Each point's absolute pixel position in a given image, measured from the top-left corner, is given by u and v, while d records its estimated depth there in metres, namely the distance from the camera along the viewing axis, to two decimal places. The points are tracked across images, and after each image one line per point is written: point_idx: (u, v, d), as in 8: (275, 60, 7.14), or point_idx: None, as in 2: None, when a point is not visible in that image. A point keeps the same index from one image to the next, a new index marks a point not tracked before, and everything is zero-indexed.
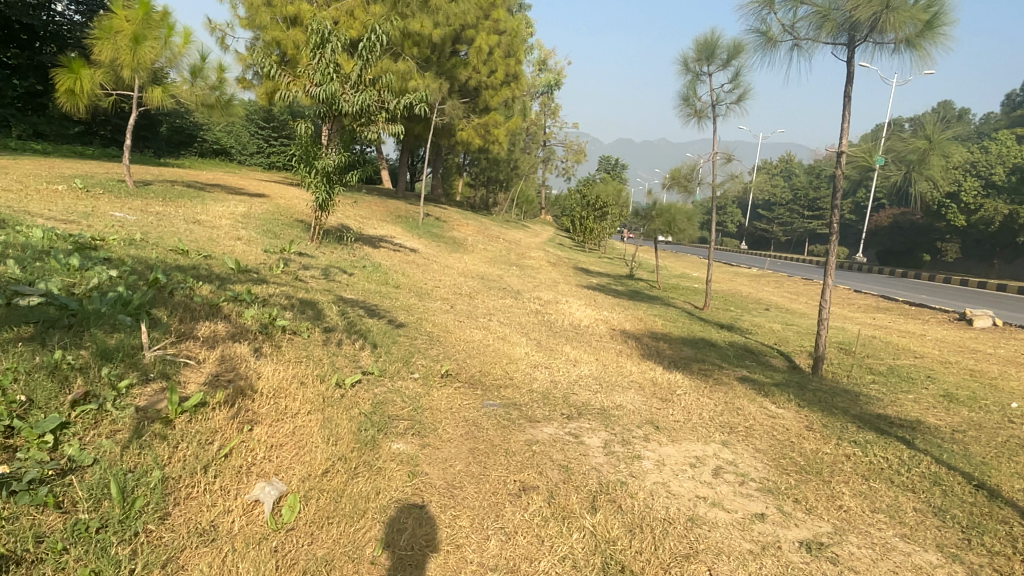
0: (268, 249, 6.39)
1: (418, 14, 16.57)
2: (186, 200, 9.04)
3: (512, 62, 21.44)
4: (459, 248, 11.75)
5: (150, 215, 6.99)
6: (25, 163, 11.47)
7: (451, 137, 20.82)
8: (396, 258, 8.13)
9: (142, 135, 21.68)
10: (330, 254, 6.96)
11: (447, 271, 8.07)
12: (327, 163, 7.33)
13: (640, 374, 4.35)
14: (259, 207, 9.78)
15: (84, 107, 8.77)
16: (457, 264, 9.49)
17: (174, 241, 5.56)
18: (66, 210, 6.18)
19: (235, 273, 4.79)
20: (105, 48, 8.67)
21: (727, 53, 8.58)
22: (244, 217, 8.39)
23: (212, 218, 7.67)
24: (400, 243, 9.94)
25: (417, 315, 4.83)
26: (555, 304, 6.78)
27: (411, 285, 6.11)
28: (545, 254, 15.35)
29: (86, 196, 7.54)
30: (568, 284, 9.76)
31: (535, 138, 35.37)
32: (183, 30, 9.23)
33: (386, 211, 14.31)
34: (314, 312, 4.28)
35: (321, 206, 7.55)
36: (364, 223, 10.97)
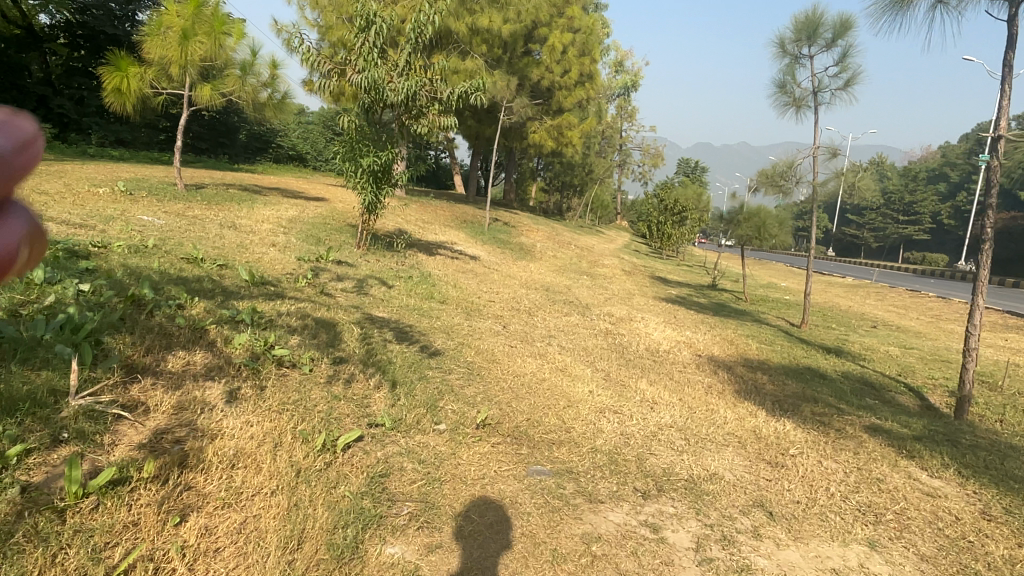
0: (303, 256, 5.70)
1: (487, 10, 15.85)
2: (235, 203, 8.55)
3: (586, 60, 20.48)
4: (524, 255, 10.90)
5: (185, 219, 6.45)
6: (89, 168, 11.35)
7: (523, 139, 20.05)
8: (449, 267, 7.33)
9: (218, 141, 21.94)
10: (374, 263, 6.22)
11: (506, 282, 7.23)
12: (374, 161, 6.52)
13: (739, 423, 3.35)
14: (312, 211, 9.21)
15: (132, 107, 8.39)
16: (520, 273, 8.62)
17: (194, 248, 4.93)
18: (90, 213, 5.67)
19: (247, 286, 4.07)
20: (154, 45, 8.27)
21: (832, 32, 7.41)
22: (291, 221, 7.78)
23: (253, 223, 7.09)
24: (459, 250, 9.17)
25: (458, 339, 3.96)
26: (628, 322, 5.82)
27: (459, 300, 5.27)
28: (620, 262, 14.32)
29: (124, 199, 7.10)
30: (643, 296, 8.75)
31: (611, 141, 34.20)
32: (234, 26, 8.77)
33: (451, 216, 13.62)
34: (327, 337, 3.48)
35: (367, 209, 6.81)
36: (424, 229, 10.26)
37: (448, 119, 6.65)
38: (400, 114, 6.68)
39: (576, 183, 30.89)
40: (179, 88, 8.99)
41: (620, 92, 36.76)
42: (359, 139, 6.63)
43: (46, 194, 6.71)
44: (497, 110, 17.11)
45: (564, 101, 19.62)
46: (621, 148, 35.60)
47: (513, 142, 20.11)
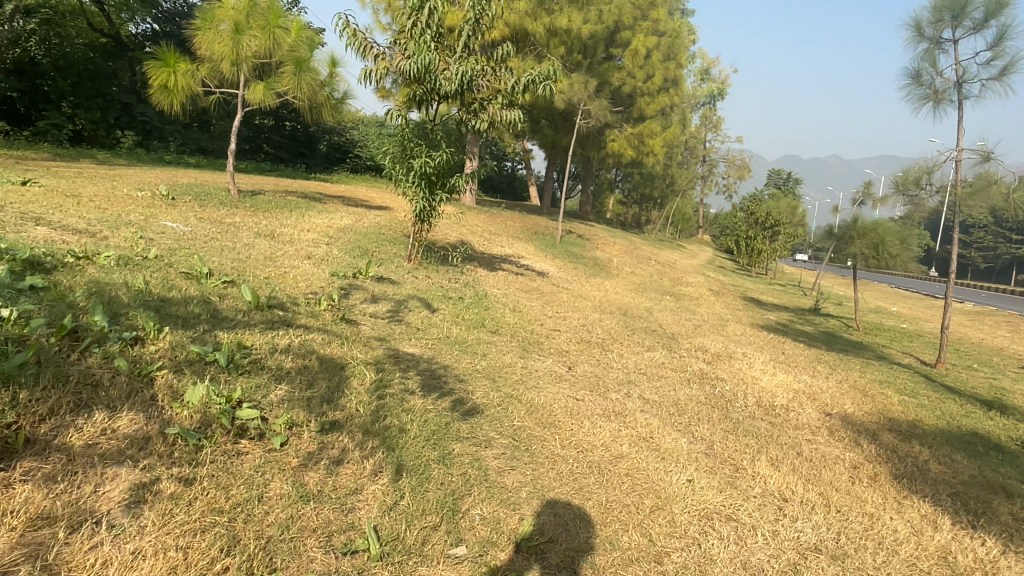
0: (337, 272, 4.86)
1: (566, 9, 14.88)
2: (285, 210, 7.88)
3: (671, 65, 19.25)
4: (600, 272, 9.86)
5: (218, 225, 5.75)
6: (152, 173, 11.04)
7: (602, 148, 18.96)
8: (514, 285, 6.39)
9: (296, 150, 21.87)
10: (423, 280, 5.33)
11: (579, 304, 6.23)
12: (426, 163, 5.60)
13: (919, 547, 2.22)
14: (369, 219, 8.47)
15: (180, 106, 7.86)
16: (594, 293, 7.59)
17: (205, 260, 4.15)
18: (105, 217, 5.02)
19: (245, 312, 3.21)
20: (205, 40, 7.73)
21: (985, 11, 6.02)
22: (341, 231, 7.03)
23: (297, 231, 6.36)
24: (528, 266, 8.22)
25: (506, 390, 2.97)
26: (726, 359, 4.72)
27: (518, 330, 4.30)
28: (707, 280, 13.08)
29: (161, 203, 6.50)
30: (738, 322, 7.57)
31: (694, 152, 32.67)
32: (291, 20, 8.13)
33: (522, 227, 12.72)
34: (326, 386, 2.56)
35: (419, 217, 5.91)
36: (491, 241, 9.39)
37: (512, 113, 5.62)
38: (458, 108, 5.71)
39: (656, 195, 29.58)
40: (232, 87, 8.42)
41: (704, 101, 35.14)
42: (412, 138, 5.73)
43: (76, 196, 6.16)
44: (574, 117, 16.14)
45: (646, 108, 18.43)
46: (705, 160, 34.03)
47: (592, 151, 19.07)
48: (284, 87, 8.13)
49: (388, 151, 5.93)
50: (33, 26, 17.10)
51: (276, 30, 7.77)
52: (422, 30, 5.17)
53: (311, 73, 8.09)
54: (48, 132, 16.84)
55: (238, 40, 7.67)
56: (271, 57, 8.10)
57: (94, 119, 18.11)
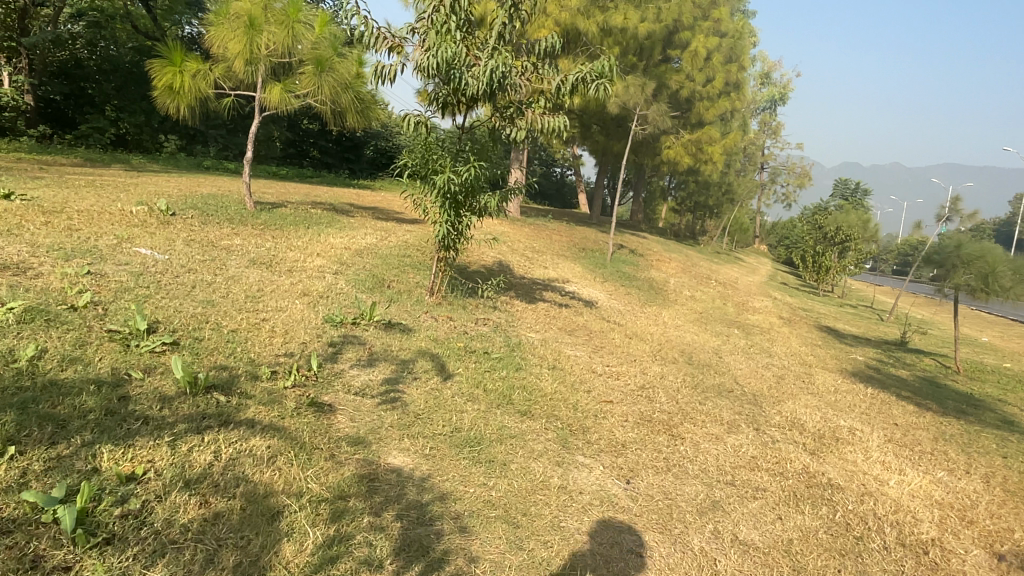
0: (335, 315, 3.89)
1: (622, 6, 13.77)
2: (300, 227, 6.99)
3: (733, 68, 17.93)
4: (656, 298, 8.72)
5: (206, 250, 4.88)
6: (176, 182, 10.40)
7: (656, 156, 17.77)
8: (556, 325, 5.35)
9: (340, 155, 21.27)
10: (443, 325, 4.35)
11: (634, 351, 5.14)
12: (449, 182, 4.58)
13: None
14: (397, 237, 7.56)
15: (190, 110, 7.07)
16: (651, 328, 6.50)
17: (155, 309, 3.22)
18: (62, 244, 4.16)
19: (161, 407, 2.26)
20: (218, 37, 6.93)
21: None
22: (358, 254, 6.09)
23: (304, 256, 5.45)
24: (574, 294, 7.16)
25: (534, 549, 1.94)
26: (831, 445, 3.59)
27: (556, 404, 3.25)
28: (775, 304, 11.82)
29: (154, 220, 5.68)
30: (823, 368, 6.37)
31: (752, 160, 31.08)
32: (315, 16, 7.25)
33: (569, 242, 11.65)
34: (232, 573, 1.58)
35: (442, 243, 4.92)
36: (533, 262, 8.40)
37: (557, 118, 4.56)
38: (490, 114, 4.66)
39: (711, 205, 28.20)
40: (250, 89, 7.60)
41: (764, 106, 33.46)
42: (435, 151, 4.72)
43: (56, 213, 5.38)
44: (629, 122, 15.00)
45: (705, 113, 17.13)
46: (764, 167, 32.40)
47: (645, 159, 17.89)
48: (304, 89, 7.26)
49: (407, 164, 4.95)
50: (78, 29, 16.91)
51: (296, 25, 6.90)
52: (444, 17, 4.15)
53: (333, 74, 7.19)
54: (90, 136, 16.53)
55: (252, 36, 6.83)
56: (291, 57, 7.25)
57: (138, 123, 17.78)
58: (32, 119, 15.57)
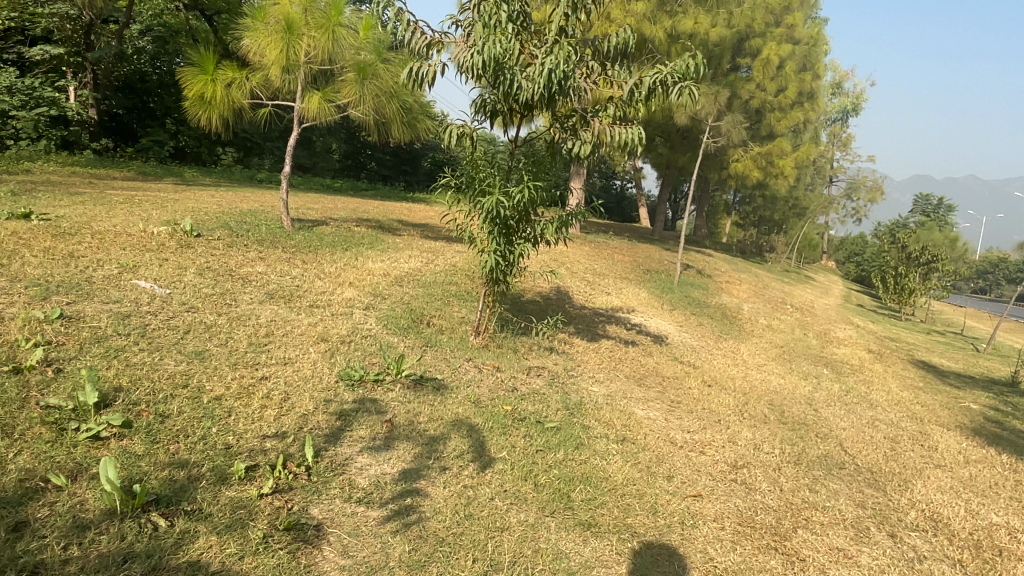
0: (355, 369, 3.19)
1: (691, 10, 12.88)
2: (338, 249, 6.39)
3: (809, 77, 16.76)
4: (731, 329, 7.81)
5: (220, 281, 4.26)
6: (219, 197, 10.02)
7: (724, 169, 16.73)
8: (622, 371, 4.55)
9: (396, 168, 20.89)
10: (488, 378, 3.61)
11: (715, 408, 4.30)
12: (499, 206, 3.84)
13: None
14: (444, 260, 6.88)
15: (223, 122, 6.56)
16: (731, 371, 5.62)
17: (121, 369, 2.55)
18: (48, 275, 3.57)
19: (65, 548, 1.56)
20: (254, 42, 6.39)
21: None
22: (396, 282, 5.42)
23: (334, 287, 4.79)
24: (639, 328, 6.32)
25: None
26: (996, 564, 2.68)
27: (628, 506, 2.45)
28: (860, 333, 10.71)
29: (173, 244, 5.13)
30: (939, 425, 5.37)
31: (823, 172, 29.56)
32: (358, 19, 6.65)
33: (631, 263, 10.81)
34: None
35: (489, 275, 4.18)
36: (593, 288, 7.61)
37: (630, 129, 3.75)
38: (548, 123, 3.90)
39: (780, 220, 26.80)
40: (290, 99, 7.06)
41: (836, 117, 31.84)
42: (482, 169, 3.99)
43: (67, 235, 4.87)
44: (696, 133, 14.06)
45: (777, 124, 16.02)
46: (835, 181, 30.73)
47: (712, 172, 16.86)
48: (345, 98, 6.66)
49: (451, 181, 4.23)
50: (142, 43, 16.99)
51: (336, 28, 6.31)
52: (493, 6, 3.39)
53: (376, 82, 6.58)
54: (149, 149, 16.54)
55: (289, 40, 6.27)
56: (332, 63, 6.67)
57: (197, 136, 17.73)
58: (95, 132, 15.65)
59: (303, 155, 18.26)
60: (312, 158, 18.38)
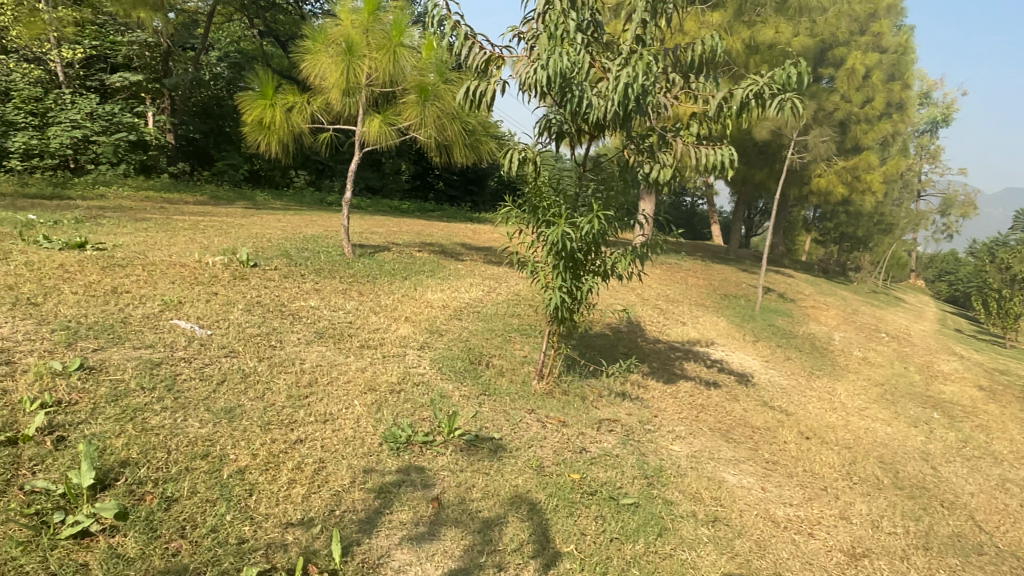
0: (401, 428, 2.80)
1: (772, 19, 12.18)
2: (397, 278, 6.09)
3: (899, 87, 15.70)
4: (823, 364, 7.11)
5: (267, 318, 3.97)
6: (284, 221, 9.95)
7: (805, 185, 15.82)
8: (705, 423, 4.00)
9: (464, 188, 20.77)
10: (555, 434, 3.17)
11: (816, 470, 3.73)
12: (565, 238, 3.39)
13: None
14: (508, 288, 6.50)
15: (282, 147, 6.39)
16: (828, 419, 5.00)
17: (133, 436, 2.23)
18: (82, 317, 3.33)
19: None
20: (314, 65, 6.19)
21: None
22: (456, 316, 5.05)
23: (388, 323, 4.43)
24: (720, 365, 5.75)
25: None
26: None
27: None
28: (965, 366, 9.73)
29: (226, 275, 4.92)
30: None
31: (910, 187, 27.96)
32: (422, 36, 6.35)
33: (708, 287, 10.18)
34: None
35: (556, 314, 3.75)
36: (669, 318, 7.06)
37: (717, 150, 3.15)
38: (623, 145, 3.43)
39: (864, 237, 25.38)
40: (350, 121, 6.84)
41: (923, 128, 30.12)
42: (547, 196, 3.56)
43: (119, 266, 4.71)
44: (776, 147, 13.30)
45: (863, 138, 15.05)
46: (923, 196, 28.99)
47: (792, 189, 15.99)
48: (406, 120, 6.38)
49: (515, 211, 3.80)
50: (219, 69, 17.41)
51: (398, 48, 6.05)
52: (559, 15, 2.96)
53: (438, 103, 6.28)
54: (225, 172, 16.91)
55: (350, 62, 6.04)
56: (394, 84, 6.41)
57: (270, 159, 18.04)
58: (173, 156, 16.09)
59: (372, 176, 18.33)
60: (381, 179, 18.44)
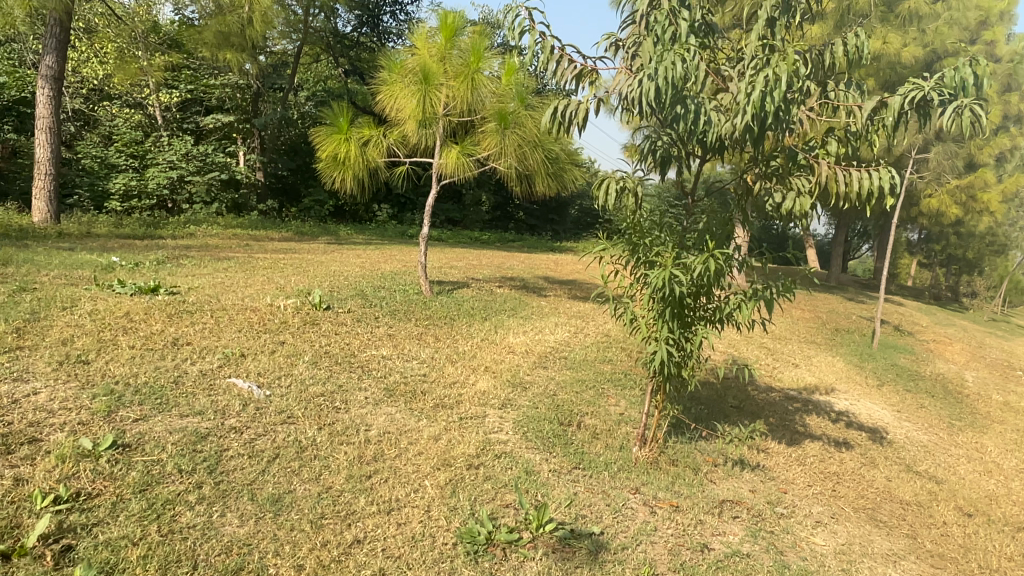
0: (481, 522, 2.28)
1: (877, 29, 11.24)
2: (477, 318, 5.64)
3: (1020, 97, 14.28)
4: (962, 413, 6.17)
5: (333, 372, 3.56)
6: (365, 257, 9.75)
7: (915, 207, 14.57)
8: (844, 503, 3.30)
9: (545, 217, 20.39)
10: (667, 524, 2.59)
11: (994, 566, 2.98)
12: (673, 283, 2.82)
13: None
14: (597, 328, 5.94)
15: (357, 184, 6.11)
16: (988, 489, 4.17)
17: (154, 544, 1.83)
18: (132, 376, 3.01)
19: None
20: (389, 96, 5.89)
21: None
22: (542, 363, 4.53)
23: (467, 375, 3.95)
24: (844, 420, 4.97)
25: None
26: None
27: None
28: None
29: (295, 320, 4.58)
30: None
31: None
32: (502, 61, 5.96)
33: (814, 321, 9.29)
34: None
35: (661, 372, 3.15)
36: (777, 360, 6.32)
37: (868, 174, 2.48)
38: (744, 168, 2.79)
39: (978, 261, 23.39)
40: (427, 153, 6.49)
41: None
42: (649, 232, 2.98)
43: (187, 312, 4.46)
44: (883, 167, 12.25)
45: (980, 154, 13.75)
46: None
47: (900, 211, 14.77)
48: (484, 151, 6.01)
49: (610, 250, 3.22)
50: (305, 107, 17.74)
51: (476, 75, 5.69)
52: (665, 15, 2.39)
53: (518, 130, 5.86)
54: (311, 208, 17.17)
55: (426, 92, 5.72)
56: (472, 114, 6.07)
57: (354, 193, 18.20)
58: (263, 194, 16.42)
59: (453, 209, 18.20)
60: (461, 211, 18.28)
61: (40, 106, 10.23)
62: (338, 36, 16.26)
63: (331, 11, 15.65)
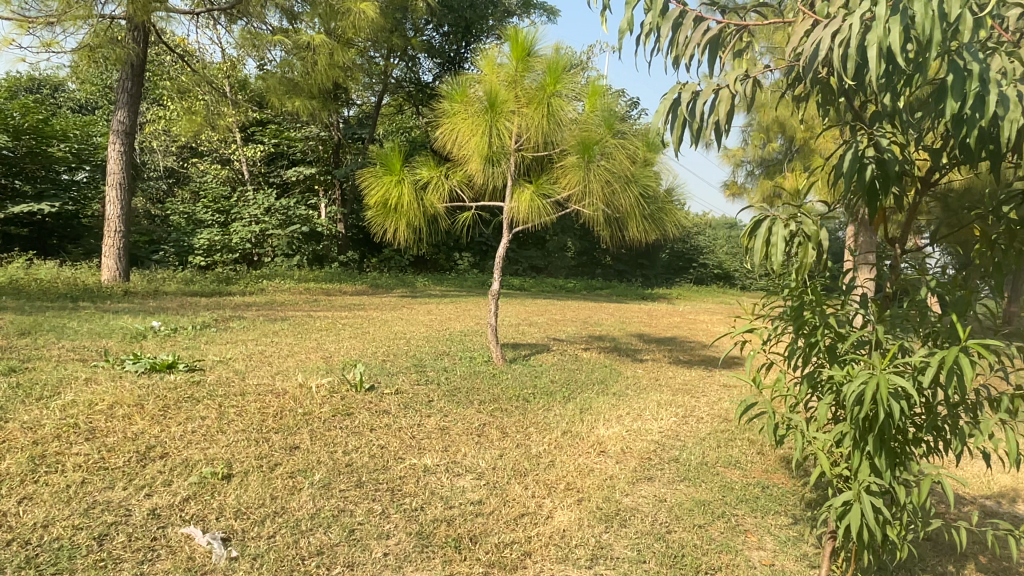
0: None
1: None
2: (559, 396, 4.49)
3: None
4: None
5: (346, 503, 2.49)
6: (439, 313, 8.79)
7: None
8: None
9: (634, 262, 19.09)
10: None
11: None
12: (889, 391, 1.61)
13: None
14: (709, 408, 4.67)
15: (412, 235, 5.18)
16: None
17: None
18: (36, 530, 2.04)
19: None
20: (448, 130, 4.93)
21: None
22: (646, 471, 3.31)
23: (540, 500, 2.78)
24: None
25: None
26: None
27: None
28: None
29: (323, 409, 3.56)
30: None
31: None
32: (586, 83, 4.93)
33: None
34: None
35: (854, 533, 1.89)
36: None
37: None
38: None
39: None
40: (498, 197, 5.48)
41: None
42: (832, 302, 1.80)
43: (189, 401, 3.53)
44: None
45: None
46: None
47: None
48: (565, 191, 4.98)
49: (768, 328, 2.03)
50: None
51: (553, 100, 4.69)
52: None
53: (606, 164, 4.79)
54: (391, 258, 16.58)
55: (494, 122, 4.75)
56: (549, 147, 5.06)
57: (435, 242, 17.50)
58: (345, 245, 15.86)
59: (536, 256, 17.21)
60: (545, 258, 17.26)
61: (112, 163, 9.98)
62: (419, 83, 15.79)
63: (410, 58, 15.23)
